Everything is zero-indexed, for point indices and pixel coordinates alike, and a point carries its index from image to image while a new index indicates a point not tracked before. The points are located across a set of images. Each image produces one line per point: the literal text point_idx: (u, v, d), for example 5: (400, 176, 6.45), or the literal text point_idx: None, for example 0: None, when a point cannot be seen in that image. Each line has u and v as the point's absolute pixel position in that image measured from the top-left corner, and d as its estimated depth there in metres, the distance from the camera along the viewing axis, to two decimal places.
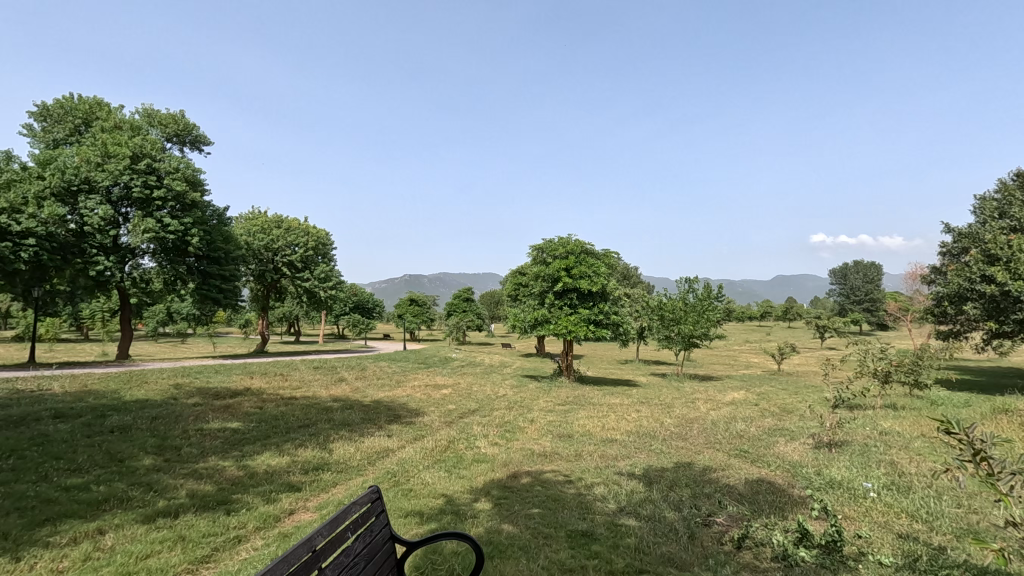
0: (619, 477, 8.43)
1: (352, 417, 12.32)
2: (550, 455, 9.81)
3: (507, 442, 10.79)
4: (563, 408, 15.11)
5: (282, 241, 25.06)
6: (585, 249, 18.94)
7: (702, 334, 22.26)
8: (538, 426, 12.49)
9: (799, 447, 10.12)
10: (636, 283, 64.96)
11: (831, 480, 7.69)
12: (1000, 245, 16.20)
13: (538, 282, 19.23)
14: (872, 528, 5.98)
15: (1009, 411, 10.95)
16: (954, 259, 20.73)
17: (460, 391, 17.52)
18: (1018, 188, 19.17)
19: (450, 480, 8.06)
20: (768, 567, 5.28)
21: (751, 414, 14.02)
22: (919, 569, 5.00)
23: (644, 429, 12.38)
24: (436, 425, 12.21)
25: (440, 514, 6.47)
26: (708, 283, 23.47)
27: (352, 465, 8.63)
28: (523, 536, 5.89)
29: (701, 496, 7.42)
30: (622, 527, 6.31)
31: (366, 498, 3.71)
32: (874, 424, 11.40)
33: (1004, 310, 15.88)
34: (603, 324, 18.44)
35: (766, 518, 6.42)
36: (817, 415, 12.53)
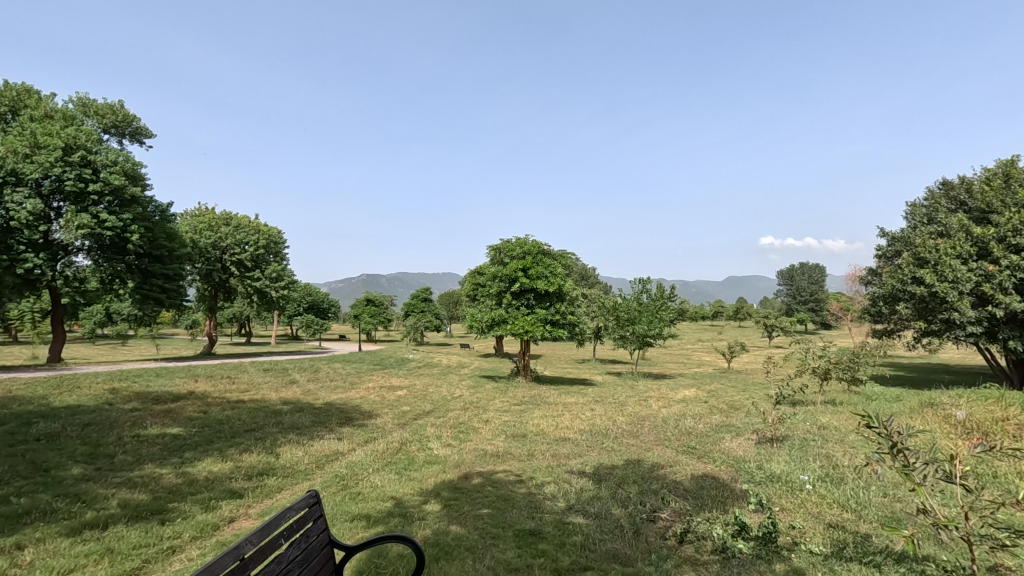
0: (570, 476, 8.54)
1: (302, 420, 12.00)
2: (504, 455, 9.84)
3: (461, 443, 10.75)
4: (518, 408, 15.16)
5: (231, 239, 24.14)
6: (542, 249, 19.07)
7: (655, 334, 22.77)
8: (493, 426, 12.48)
9: (743, 442, 10.49)
10: (593, 284, 65.92)
11: (771, 474, 8.02)
12: (929, 248, 17.20)
13: (495, 282, 19.22)
14: (805, 519, 6.27)
15: (935, 404, 11.67)
16: (888, 262, 21.98)
17: (416, 392, 17.30)
18: (945, 196, 20.49)
19: (400, 482, 7.98)
20: (707, 560, 5.44)
21: (700, 411, 14.45)
22: (846, 557, 5.28)
23: (597, 427, 12.55)
24: (389, 427, 12.03)
25: (388, 517, 6.39)
26: (661, 284, 24.06)
27: (299, 469, 8.43)
28: (471, 537, 5.89)
29: (647, 492, 7.60)
30: (569, 525, 6.39)
31: (303, 503, 3.65)
32: (813, 419, 11.93)
33: (932, 310, 16.92)
34: (559, 324, 18.63)
35: (709, 512, 6.64)
36: (761, 412, 13.03)
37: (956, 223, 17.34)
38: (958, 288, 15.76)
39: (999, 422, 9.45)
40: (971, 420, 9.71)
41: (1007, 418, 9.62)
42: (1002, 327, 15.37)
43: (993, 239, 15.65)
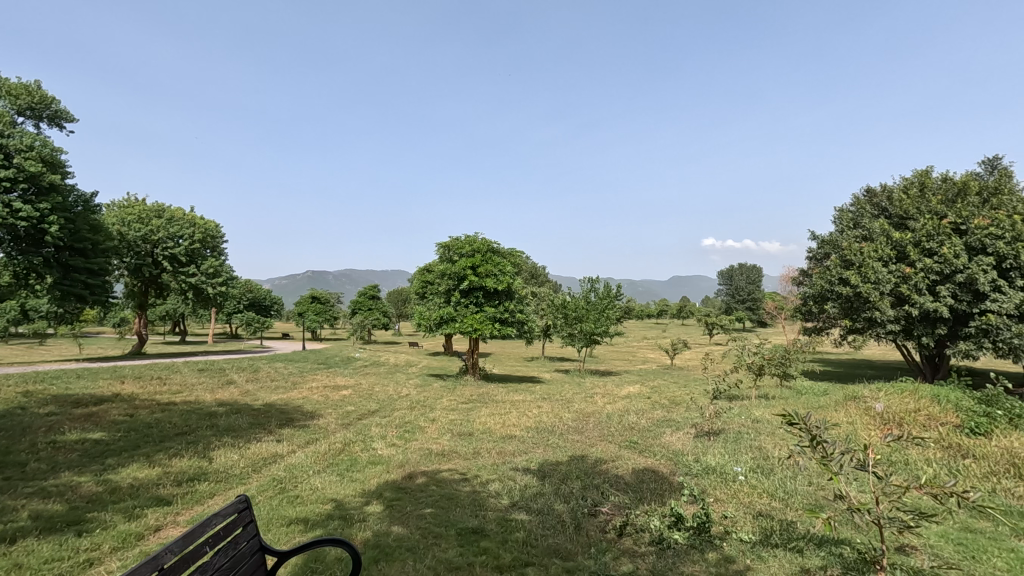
0: (514, 473, 8.60)
1: (239, 422, 11.52)
2: (450, 454, 9.79)
3: (406, 443, 10.61)
4: (466, 406, 15.10)
5: (163, 232, 22.81)
6: (491, 248, 19.04)
7: (602, 332, 23.21)
8: (439, 425, 12.38)
9: (682, 436, 10.86)
10: (543, 283, 66.52)
11: (707, 466, 8.34)
12: (854, 251, 18.36)
13: (443, 280, 19.04)
14: (736, 508, 6.56)
15: (857, 397, 12.49)
16: (818, 263, 23.31)
17: (361, 391, 16.95)
18: (868, 202, 21.89)
19: (341, 483, 7.80)
20: (644, 551, 5.60)
21: (643, 407, 14.87)
22: (772, 543, 5.56)
23: (543, 424, 12.68)
24: (331, 427, 11.71)
25: (327, 520, 6.22)
26: (608, 283, 24.55)
27: (234, 473, 8.10)
28: (412, 537, 5.83)
29: (590, 487, 7.74)
30: (512, 522, 6.43)
31: (232, 508, 3.50)
32: (747, 413, 12.50)
33: (857, 309, 18.12)
34: (508, 322, 18.72)
35: (647, 505, 6.84)
36: (700, 407, 13.53)
37: (878, 228, 18.53)
38: (879, 289, 16.89)
39: (913, 414, 10.19)
40: (887, 412, 10.45)
41: (919, 410, 10.40)
42: (917, 325, 16.59)
43: (910, 244, 16.84)
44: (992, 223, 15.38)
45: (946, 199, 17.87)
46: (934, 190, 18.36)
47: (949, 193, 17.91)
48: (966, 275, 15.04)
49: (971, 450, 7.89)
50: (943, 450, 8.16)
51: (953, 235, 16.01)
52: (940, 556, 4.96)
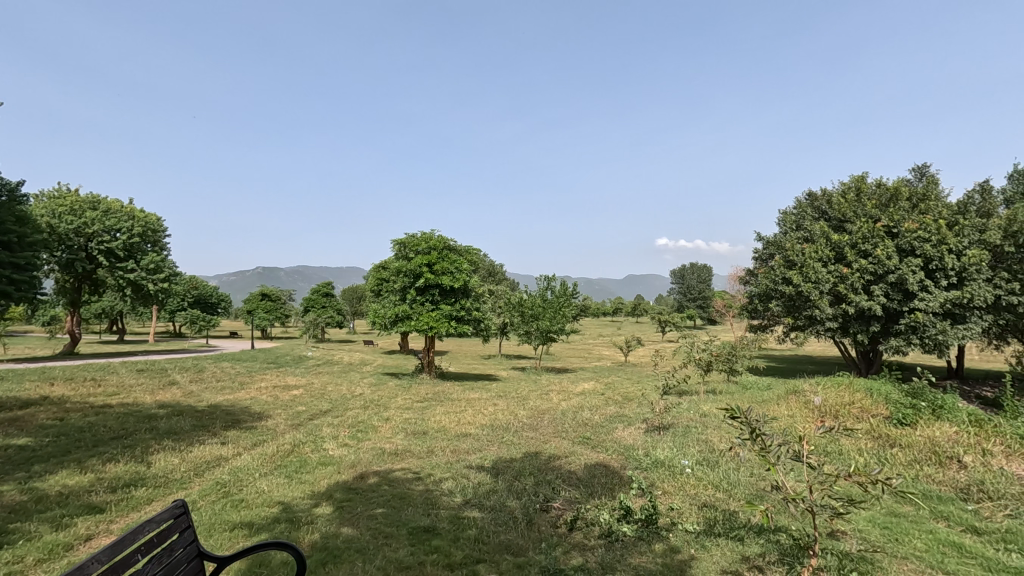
0: (468, 471, 8.59)
1: (181, 425, 11.03)
2: (403, 453, 9.69)
3: (358, 443, 10.43)
4: (421, 405, 14.97)
5: (98, 225, 21.55)
6: (448, 245, 18.89)
7: (558, 330, 23.44)
8: (393, 424, 12.22)
9: (634, 431, 11.11)
10: (500, 281, 66.68)
11: (656, 460, 8.58)
12: (796, 252, 19.25)
13: (399, 277, 18.77)
14: (682, 500, 6.78)
15: (797, 391, 13.09)
16: (763, 263, 24.30)
17: (313, 391, 16.53)
18: (810, 204, 22.95)
19: (290, 486, 7.60)
20: (593, 544, 5.70)
21: (597, 403, 15.13)
22: (715, 532, 5.78)
23: (498, 422, 12.71)
24: (280, 428, 11.38)
25: (273, 524, 6.06)
26: (564, 281, 24.81)
27: (175, 478, 7.76)
28: (362, 538, 5.74)
29: (542, 483, 7.83)
30: (465, 519, 6.43)
31: (167, 514, 3.37)
32: (696, 408, 12.90)
33: (799, 307, 19.04)
34: (465, 320, 18.65)
35: (598, 499, 6.98)
36: (651, 403, 13.88)
37: (818, 230, 19.45)
38: (819, 288, 17.75)
39: (847, 406, 10.78)
40: (824, 405, 11.01)
41: (853, 402, 11.00)
42: (852, 323, 17.53)
43: (847, 245, 17.76)
44: (921, 227, 16.42)
45: (880, 203, 18.94)
46: (869, 195, 19.41)
47: (883, 198, 18.98)
48: (898, 275, 16.01)
49: (898, 440, 8.42)
50: (873, 440, 8.67)
51: (886, 238, 16.99)
52: (867, 540, 5.28)
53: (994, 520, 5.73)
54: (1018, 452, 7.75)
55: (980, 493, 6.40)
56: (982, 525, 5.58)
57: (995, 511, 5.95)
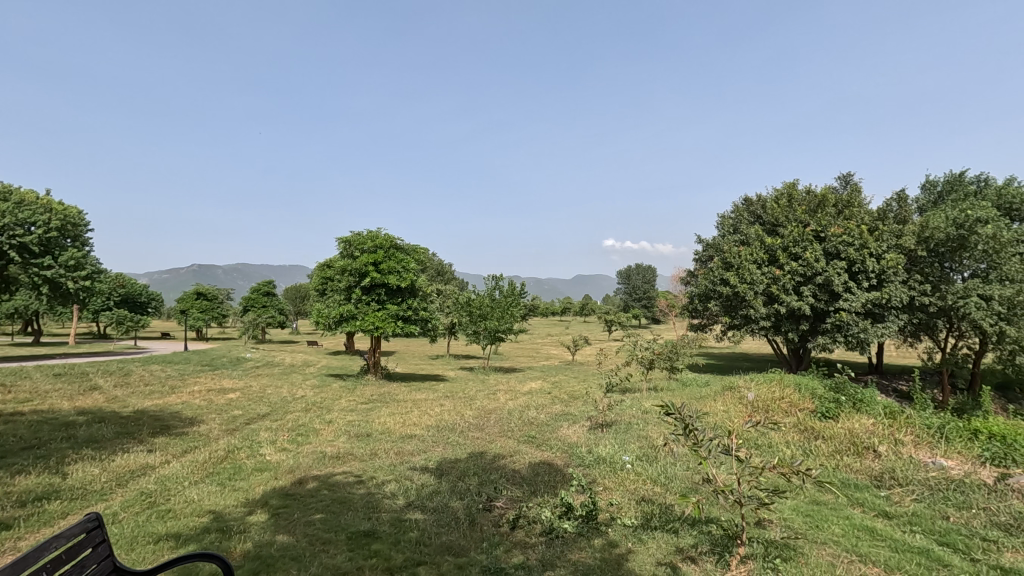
0: (411, 472, 8.49)
1: (103, 432, 10.34)
2: (345, 456, 9.46)
3: (298, 447, 10.09)
4: (365, 407, 14.67)
5: (12, 218, 19.62)
6: (394, 244, 18.56)
7: (506, 329, 23.52)
8: (335, 427, 11.91)
9: (578, 429, 11.30)
10: (449, 280, 66.32)
11: (598, 456, 8.77)
12: (733, 254, 20.13)
13: (343, 276, 18.30)
14: (621, 495, 6.96)
15: (733, 388, 13.66)
16: (702, 264, 25.29)
17: (251, 394, 15.87)
18: (746, 209, 24.06)
19: (222, 494, 7.27)
20: (534, 542, 5.76)
21: (543, 402, 15.30)
22: (652, 525, 5.97)
23: (444, 422, 12.61)
24: (214, 434, 10.87)
25: (202, 534, 5.79)
26: (512, 281, 24.92)
27: (95, 489, 7.28)
28: (298, 545, 5.57)
29: (486, 483, 7.84)
30: (406, 522, 6.35)
31: (79, 528, 3.15)
32: (638, 405, 13.26)
33: (735, 307, 19.94)
34: (411, 320, 18.41)
35: (540, 497, 7.06)
36: (596, 401, 14.15)
37: (753, 233, 20.41)
38: (754, 289, 18.64)
39: (777, 401, 11.37)
40: (756, 400, 11.57)
41: (782, 397, 11.61)
42: (784, 322, 18.50)
43: (780, 248, 18.72)
44: (845, 232, 17.52)
45: (809, 209, 20.05)
46: (799, 201, 20.50)
47: (811, 204, 20.10)
48: (825, 277, 17.04)
49: (822, 432, 8.95)
50: (799, 433, 9.18)
51: (814, 242, 18.04)
52: (791, 527, 5.59)
53: (902, 504, 6.20)
54: (925, 441, 8.41)
55: (891, 479, 6.91)
56: (892, 510, 6.02)
57: (904, 496, 6.43)
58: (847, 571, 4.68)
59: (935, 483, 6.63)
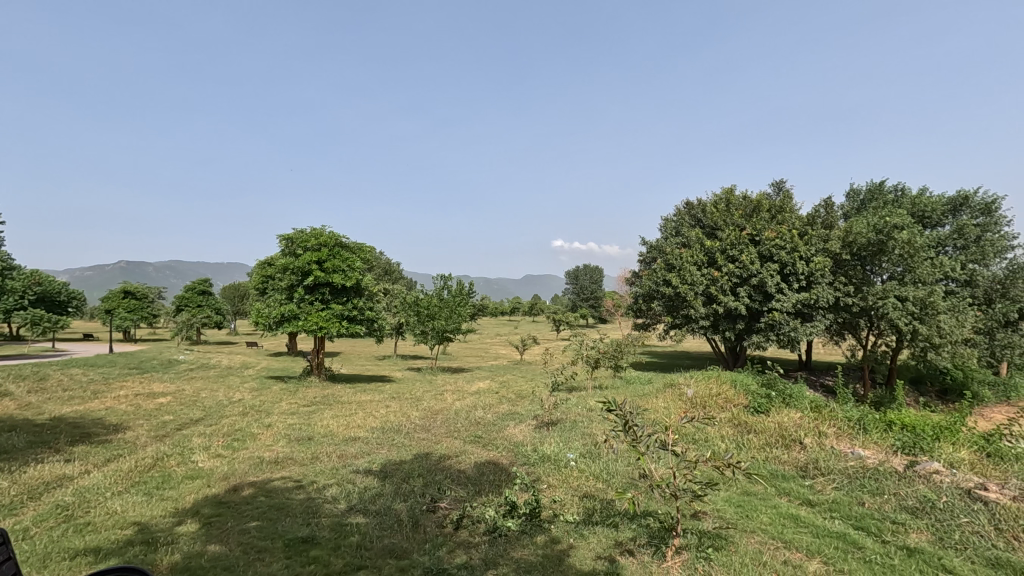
0: (354, 476, 8.32)
1: (14, 442, 9.56)
2: (285, 461, 9.16)
3: (233, 452, 9.68)
4: (307, 409, 14.25)
5: None
6: (340, 242, 18.07)
7: (454, 329, 23.41)
8: (275, 431, 11.50)
9: (524, 428, 11.40)
10: (396, 280, 65.28)
11: (543, 455, 8.88)
12: (675, 256, 20.84)
13: (285, 275, 17.67)
14: (564, 492, 7.09)
15: (673, 385, 14.14)
16: (646, 266, 26.05)
17: (183, 398, 15.08)
18: (687, 212, 24.95)
19: (149, 504, 6.88)
20: (478, 541, 5.77)
21: (491, 401, 15.34)
22: (593, 521, 6.11)
23: (389, 424, 12.42)
24: (141, 441, 10.27)
25: (125, 547, 5.45)
26: (460, 281, 24.81)
27: (3, 504, 6.72)
28: (231, 555, 5.35)
29: (431, 484, 7.78)
30: (347, 526, 6.21)
31: None
32: (583, 403, 13.51)
33: (677, 307, 20.64)
34: (357, 320, 18.01)
35: (484, 496, 7.08)
36: (542, 400, 14.31)
37: (694, 236, 21.21)
38: (694, 289, 19.36)
39: (714, 397, 11.85)
40: (695, 397, 12.03)
41: (719, 393, 12.13)
42: (722, 322, 19.32)
43: (718, 250, 19.54)
44: (778, 236, 18.48)
45: (745, 213, 21.01)
46: (736, 205, 21.43)
47: (747, 208, 21.07)
48: (759, 279, 17.92)
49: (753, 426, 9.41)
50: (734, 427, 9.62)
51: (750, 245, 18.94)
52: (723, 517, 5.85)
53: (824, 492, 6.61)
54: (846, 433, 8.99)
55: (815, 469, 7.35)
56: (814, 498, 6.41)
57: (825, 484, 6.87)
58: (773, 557, 4.95)
59: (853, 472, 7.10)
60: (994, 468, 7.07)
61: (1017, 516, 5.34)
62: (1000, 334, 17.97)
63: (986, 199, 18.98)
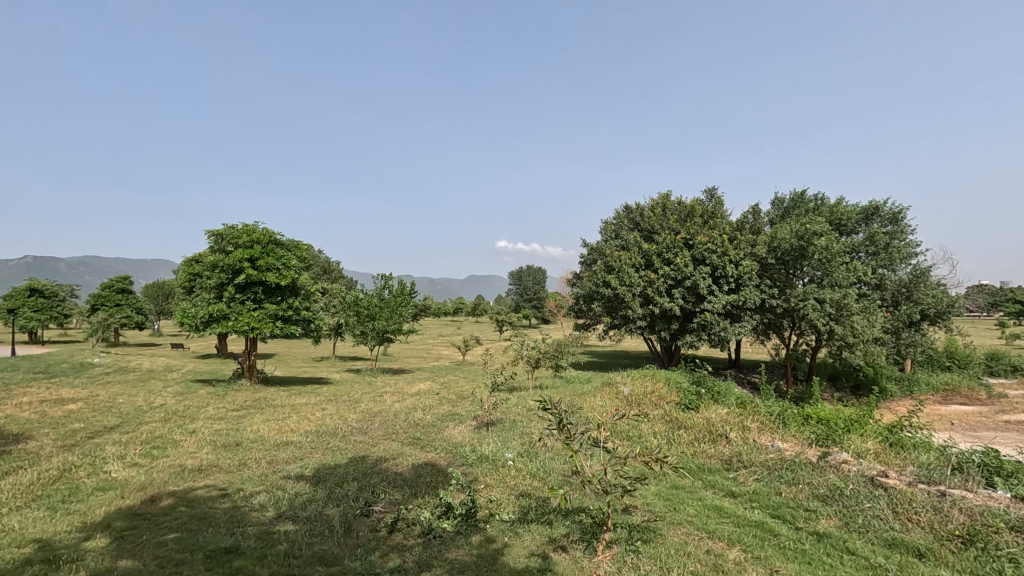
0: (285, 482, 8.01)
1: None
2: (209, 468, 8.69)
3: (152, 461, 9.09)
4: (236, 414, 13.59)
5: None
6: (274, 239, 17.34)
7: (394, 330, 23.01)
8: (199, 437, 10.89)
9: (463, 429, 11.37)
10: (335, 279, 63.39)
11: (481, 455, 8.87)
12: (614, 258, 21.37)
13: (214, 273, 16.77)
14: (500, 491, 7.12)
15: (611, 384, 14.51)
16: (587, 267, 26.55)
17: (97, 405, 14.02)
18: (626, 215, 25.62)
19: (52, 519, 6.35)
20: (412, 544, 5.69)
21: (431, 403, 15.19)
22: (528, 519, 6.17)
23: (325, 427, 12.05)
24: (46, 451, 9.46)
25: (22, 567, 5.02)
26: (401, 281, 24.37)
27: None
28: (145, 569, 5.03)
29: (365, 488, 7.61)
30: (274, 534, 5.97)
31: None
32: (523, 403, 13.61)
33: (616, 308, 21.12)
34: (292, 321, 17.33)
35: (420, 498, 7.01)
36: (482, 400, 14.28)
37: (632, 239, 21.82)
38: (632, 290, 19.92)
39: (649, 395, 12.25)
40: (631, 395, 12.39)
41: (653, 391, 12.55)
42: (658, 322, 19.95)
43: (655, 253, 20.20)
44: (709, 240, 19.34)
45: (680, 218, 21.85)
46: (672, 210, 22.28)
47: (682, 214, 21.94)
48: (692, 281, 18.68)
49: (684, 422, 9.81)
50: (665, 423, 9.98)
51: (683, 248, 19.72)
52: (652, 511, 6.06)
53: (746, 484, 6.98)
54: (767, 427, 9.53)
55: (738, 462, 7.76)
56: (736, 489, 6.76)
57: (747, 476, 7.25)
58: (697, 547, 5.18)
59: (773, 463, 7.53)
60: (895, 456, 7.69)
61: (912, 500, 5.83)
62: (905, 333, 19.55)
63: (894, 209, 20.67)
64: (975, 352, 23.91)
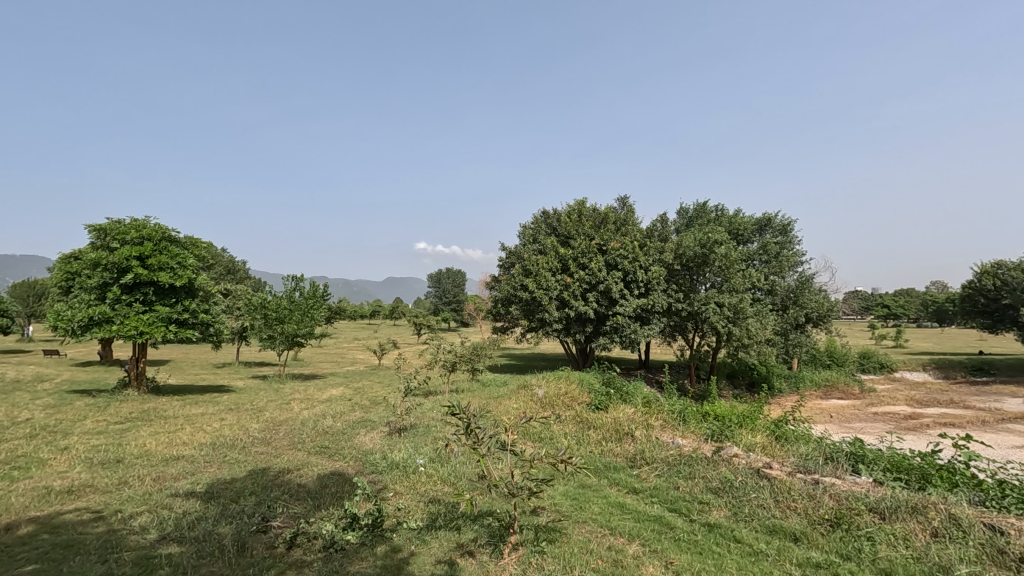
0: (172, 500, 7.36)
1: None
2: (81, 489, 7.78)
3: (10, 484, 7.99)
4: (119, 427, 12.33)
5: None
6: (168, 236, 15.92)
7: (305, 333, 21.93)
8: (72, 455, 9.74)
9: (374, 435, 11.03)
10: (240, 279, 59.35)
11: (392, 462, 8.64)
12: (532, 262, 21.64)
13: (96, 272, 15.13)
14: (409, 499, 6.96)
15: (527, 386, 14.67)
16: (506, 270, 26.72)
17: None
18: (543, 221, 26.06)
19: None
20: (311, 559, 5.41)
21: (342, 409, 14.62)
22: (436, 526, 6.07)
23: (222, 439, 11.21)
24: None
25: None
26: (313, 282, 23.24)
27: None
28: None
29: (264, 502, 7.15)
30: (155, 559, 5.46)
31: None
32: (438, 407, 13.44)
33: (533, 312, 21.35)
34: (188, 324, 16.01)
35: (323, 511, 6.68)
36: (396, 406, 13.93)
37: (549, 244, 22.21)
38: (548, 294, 20.25)
39: (562, 397, 12.49)
40: (545, 396, 12.59)
41: (567, 393, 12.82)
42: (573, 325, 20.41)
43: (571, 257, 20.69)
44: (621, 246, 20.19)
45: (595, 224, 22.60)
46: (587, 216, 22.97)
47: (597, 220, 22.70)
48: (605, 285, 19.42)
49: (594, 422, 10.10)
50: (576, 424, 10.23)
51: (597, 254, 20.43)
52: (558, 511, 6.19)
53: (647, 480, 7.31)
54: (670, 424, 10.04)
55: (641, 459, 8.10)
56: (639, 486, 7.06)
57: (649, 472, 7.60)
58: (599, 544, 5.33)
59: (673, 459, 7.94)
60: (779, 449, 8.38)
61: (790, 488, 6.37)
62: (792, 334, 21.39)
63: (783, 221, 22.71)
64: (849, 352, 26.62)
